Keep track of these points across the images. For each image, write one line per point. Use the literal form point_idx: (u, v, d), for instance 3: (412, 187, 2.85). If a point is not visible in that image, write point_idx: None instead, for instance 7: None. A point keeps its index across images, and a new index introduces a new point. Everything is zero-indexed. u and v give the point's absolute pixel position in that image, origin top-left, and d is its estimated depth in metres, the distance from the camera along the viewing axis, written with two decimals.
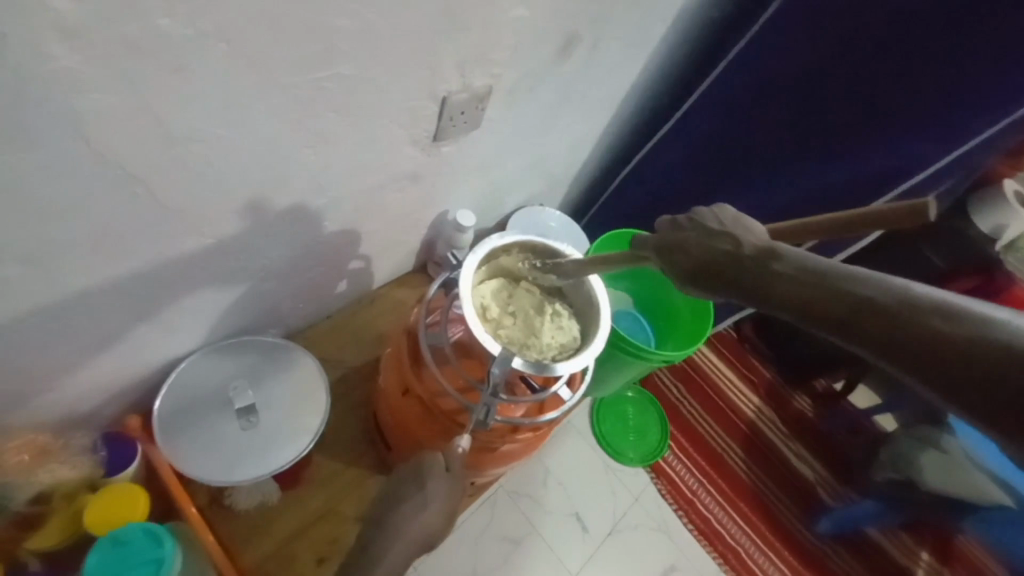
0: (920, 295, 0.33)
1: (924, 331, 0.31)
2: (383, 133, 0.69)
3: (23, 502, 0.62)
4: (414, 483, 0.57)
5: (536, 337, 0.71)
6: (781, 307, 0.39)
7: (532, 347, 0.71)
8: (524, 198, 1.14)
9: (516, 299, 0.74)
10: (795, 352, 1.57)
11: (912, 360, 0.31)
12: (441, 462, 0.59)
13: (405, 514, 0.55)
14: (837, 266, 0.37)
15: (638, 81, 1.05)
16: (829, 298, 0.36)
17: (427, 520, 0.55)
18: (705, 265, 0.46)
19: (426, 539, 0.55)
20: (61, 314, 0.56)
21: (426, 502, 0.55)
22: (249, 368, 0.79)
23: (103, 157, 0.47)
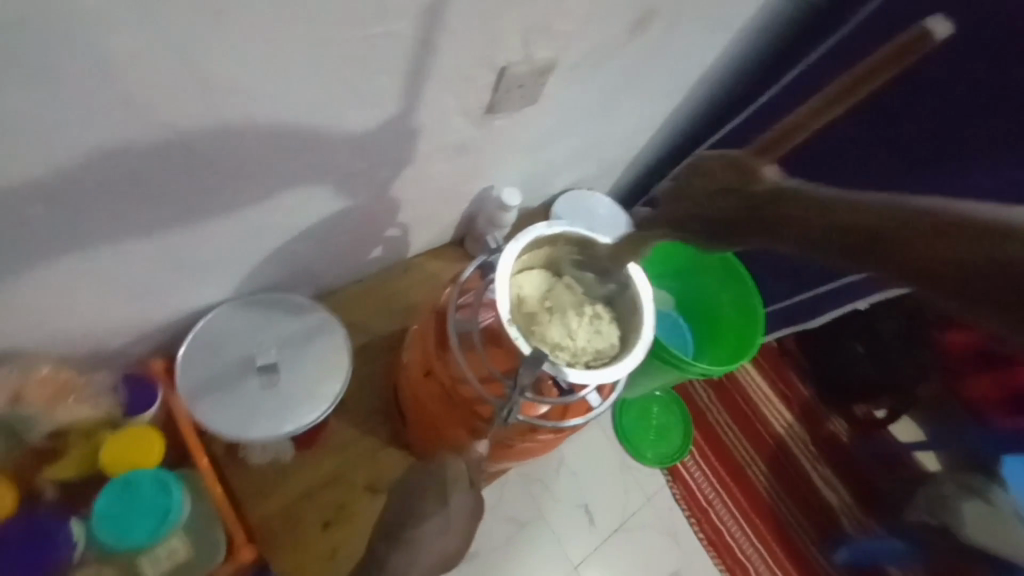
0: (900, 208, 0.38)
1: (922, 226, 0.36)
2: (434, 99, 0.64)
3: (43, 434, 0.64)
4: (434, 503, 0.59)
5: (571, 339, 0.68)
6: (791, 238, 0.45)
7: (565, 350, 0.67)
8: (574, 179, 1.08)
9: (556, 295, 0.70)
10: (840, 374, 1.44)
11: (899, 262, 0.37)
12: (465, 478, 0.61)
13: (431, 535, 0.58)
14: (832, 196, 0.43)
15: (715, 66, 0.96)
16: (833, 216, 0.42)
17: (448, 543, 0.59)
18: (717, 208, 0.51)
19: (447, 554, 0.59)
20: (88, 253, 0.55)
21: (447, 526, 0.58)
22: (276, 325, 0.78)
23: (136, 99, 0.45)
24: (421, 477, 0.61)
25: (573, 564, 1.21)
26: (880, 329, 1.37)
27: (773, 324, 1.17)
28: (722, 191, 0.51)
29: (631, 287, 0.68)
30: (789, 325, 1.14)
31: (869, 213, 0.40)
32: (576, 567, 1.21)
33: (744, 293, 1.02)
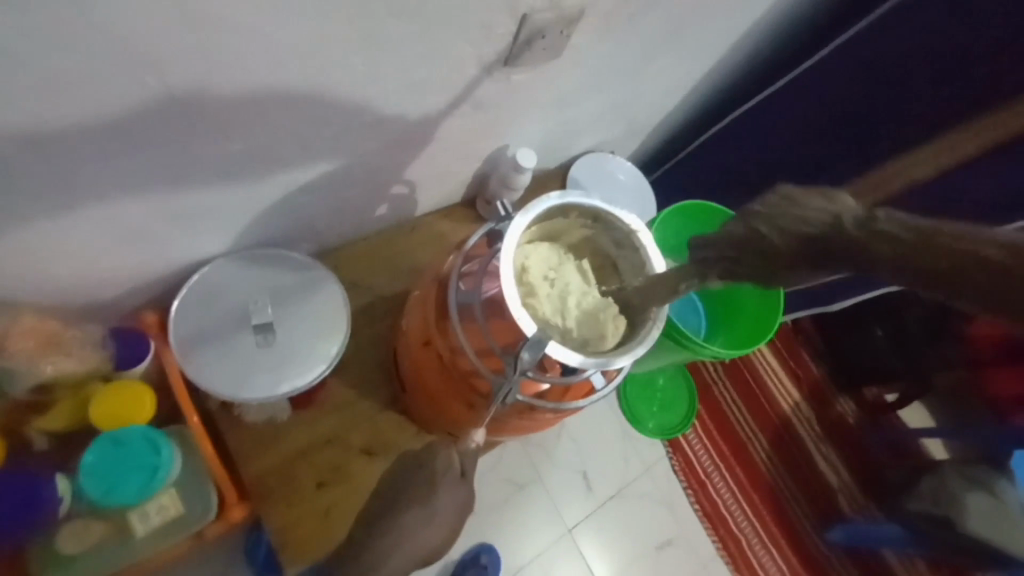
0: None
1: None
2: (447, 48, 0.58)
3: (26, 390, 0.63)
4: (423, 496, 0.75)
5: (564, 324, 0.63)
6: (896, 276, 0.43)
7: (555, 327, 0.63)
8: (596, 140, 1.01)
9: (564, 271, 0.66)
10: (856, 357, 1.40)
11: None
12: (456, 469, 0.77)
13: (413, 527, 0.73)
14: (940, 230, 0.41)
15: (760, 23, 0.88)
16: (941, 250, 0.40)
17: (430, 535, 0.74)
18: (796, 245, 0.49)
19: (425, 550, 0.75)
20: (70, 201, 0.51)
21: (430, 521, 0.74)
22: (271, 283, 0.75)
23: (107, 34, 0.40)
24: (419, 475, 0.77)
25: (567, 528, 1.22)
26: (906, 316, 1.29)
27: (793, 305, 1.11)
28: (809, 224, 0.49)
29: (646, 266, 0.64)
30: (811, 307, 1.08)
31: (934, 242, 0.41)
32: (570, 531, 1.22)
33: None
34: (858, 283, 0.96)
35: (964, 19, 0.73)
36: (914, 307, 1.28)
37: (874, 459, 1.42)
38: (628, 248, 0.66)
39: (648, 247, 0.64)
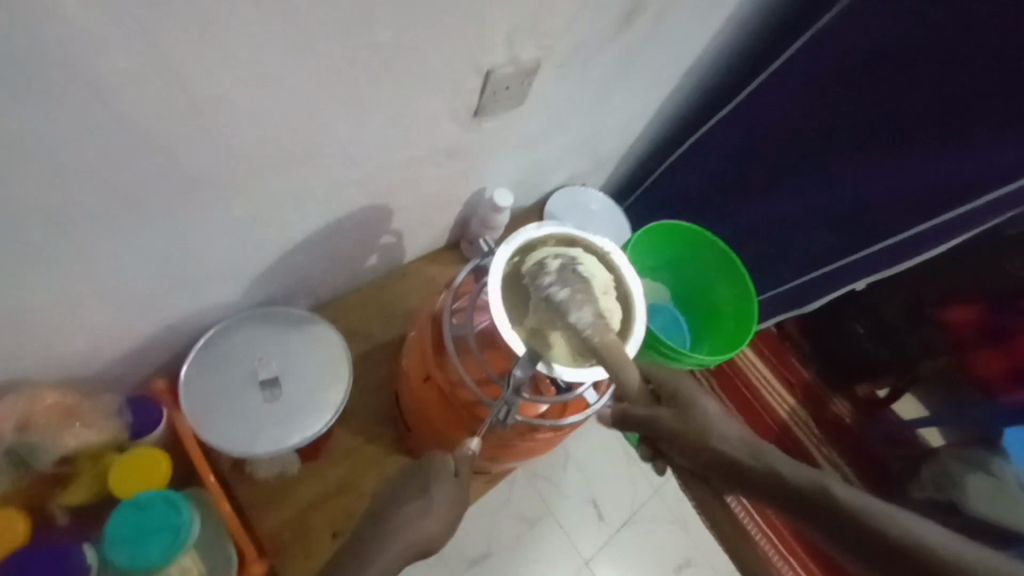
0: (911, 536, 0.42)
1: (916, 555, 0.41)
2: (421, 105, 0.64)
3: (50, 463, 0.64)
4: (418, 486, 0.60)
5: (576, 298, 0.61)
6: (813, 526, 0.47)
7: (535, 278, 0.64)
8: (567, 176, 1.08)
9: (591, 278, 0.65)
10: (841, 356, 1.45)
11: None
12: (449, 467, 0.61)
13: (405, 521, 0.58)
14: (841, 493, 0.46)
15: (700, 56, 0.97)
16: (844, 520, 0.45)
17: (426, 528, 0.58)
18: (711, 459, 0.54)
19: (424, 545, 0.58)
20: (86, 276, 0.55)
21: (430, 507, 0.58)
22: (273, 339, 0.78)
23: (124, 123, 0.45)
24: (407, 480, 0.61)
25: (584, 559, 1.22)
26: (881, 310, 1.34)
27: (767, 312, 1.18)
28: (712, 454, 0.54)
29: (625, 284, 0.68)
30: (787, 310, 1.14)
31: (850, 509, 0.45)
32: (587, 562, 1.22)
33: (738, 281, 1.03)
34: (830, 281, 1.03)
35: (878, 36, 0.83)
36: (890, 302, 1.32)
37: (876, 455, 1.46)
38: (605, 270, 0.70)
39: (624, 266, 0.69)
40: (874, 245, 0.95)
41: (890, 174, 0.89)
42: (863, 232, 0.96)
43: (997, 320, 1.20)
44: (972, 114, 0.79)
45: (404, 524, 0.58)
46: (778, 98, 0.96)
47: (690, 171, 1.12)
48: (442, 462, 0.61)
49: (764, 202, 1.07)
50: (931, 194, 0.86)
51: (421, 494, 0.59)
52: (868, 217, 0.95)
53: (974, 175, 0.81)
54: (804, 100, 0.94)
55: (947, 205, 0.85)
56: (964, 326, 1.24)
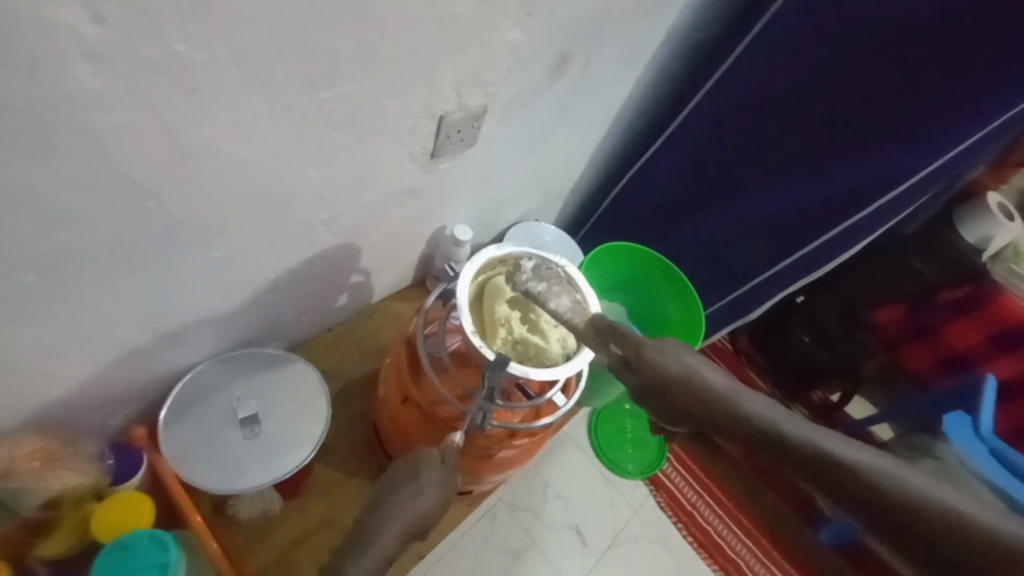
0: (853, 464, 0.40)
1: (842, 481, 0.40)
2: (384, 149, 0.72)
3: (33, 507, 0.64)
4: (409, 474, 0.63)
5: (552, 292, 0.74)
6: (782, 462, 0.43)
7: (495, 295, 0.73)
8: (520, 212, 1.17)
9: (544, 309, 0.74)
10: (791, 362, 1.52)
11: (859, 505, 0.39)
12: (436, 456, 0.64)
13: (401, 504, 0.60)
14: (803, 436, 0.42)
15: (629, 98, 1.09)
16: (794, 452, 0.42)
17: (420, 509, 0.61)
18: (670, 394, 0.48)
19: (418, 525, 0.61)
20: (73, 321, 0.58)
21: (420, 491, 0.61)
22: (251, 378, 0.81)
23: (122, 173, 0.50)
24: (396, 475, 0.64)
25: None
26: (821, 316, 1.42)
27: (716, 324, 1.27)
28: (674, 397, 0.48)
29: (579, 293, 0.76)
30: (732, 320, 1.25)
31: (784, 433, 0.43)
32: None
33: (683, 294, 1.13)
34: (764, 287, 1.15)
35: (773, 72, 0.97)
36: (829, 306, 1.41)
37: None
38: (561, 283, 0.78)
39: (576, 277, 0.76)
40: (796, 252, 1.08)
41: (802, 185, 1.03)
42: (787, 241, 1.09)
43: (918, 318, 1.38)
44: (863, 132, 0.94)
45: (400, 507, 0.60)
46: (699, 130, 1.08)
47: (633, 200, 1.23)
48: (429, 452, 0.65)
49: (701, 223, 1.18)
50: (839, 202, 1.01)
51: (412, 480, 0.62)
52: (789, 227, 1.08)
53: (869, 181, 0.96)
54: (722, 130, 1.06)
55: (848, 211, 1.00)
56: (894, 324, 1.42)
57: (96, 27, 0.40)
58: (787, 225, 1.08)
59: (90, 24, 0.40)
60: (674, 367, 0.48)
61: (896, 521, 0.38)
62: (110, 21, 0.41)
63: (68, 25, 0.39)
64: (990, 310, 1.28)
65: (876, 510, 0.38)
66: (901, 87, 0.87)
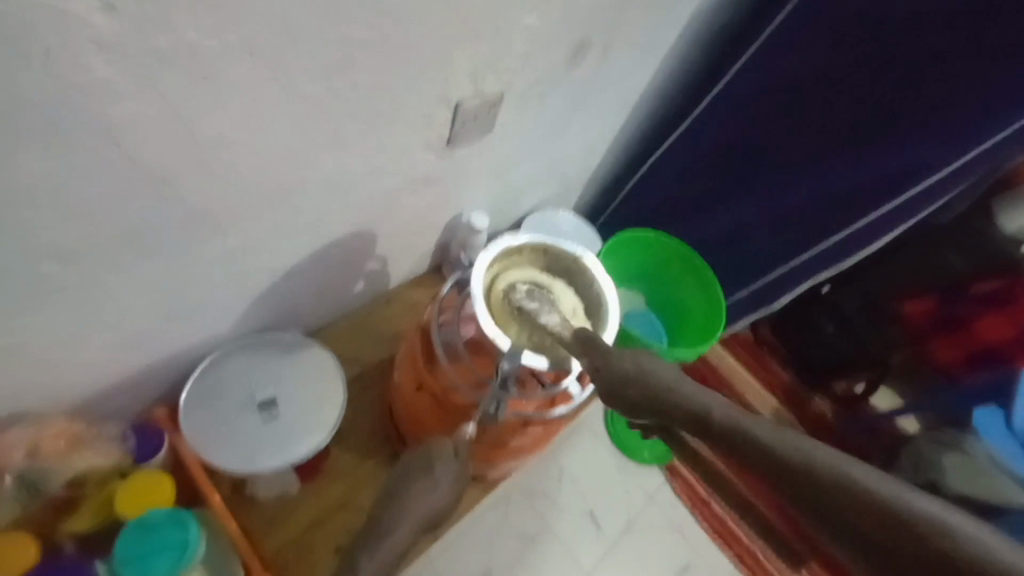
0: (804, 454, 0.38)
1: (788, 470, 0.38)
2: (398, 137, 0.71)
3: (58, 486, 0.68)
4: (422, 467, 0.63)
5: (544, 309, 0.71)
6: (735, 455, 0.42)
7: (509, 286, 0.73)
8: (538, 199, 1.16)
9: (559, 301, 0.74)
10: (814, 353, 1.49)
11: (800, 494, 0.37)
12: (449, 448, 0.64)
13: (416, 497, 0.61)
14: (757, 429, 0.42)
15: (651, 83, 1.06)
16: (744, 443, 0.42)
17: (433, 502, 0.61)
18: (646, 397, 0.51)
19: (431, 516, 0.62)
20: (94, 306, 0.60)
21: (434, 484, 0.62)
22: (269, 364, 0.83)
23: (137, 162, 0.50)
24: (409, 465, 0.64)
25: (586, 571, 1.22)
26: (844, 308, 1.38)
27: (737, 314, 1.25)
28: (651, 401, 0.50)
29: (595, 283, 0.75)
30: (753, 310, 1.22)
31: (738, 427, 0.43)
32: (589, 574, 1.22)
33: (704, 284, 1.11)
34: (788, 278, 1.12)
35: (803, 54, 0.93)
36: (852, 299, 1.37)
37: (858, 449, 1.49)
38: (577, 272, 0.77)
39: (593, 267, 0.76)
40: (823, 241, 1.05)
41: (831, 173, 0.99)
42: (813, 230, 1.06)
43: (947, 310, 1.31)
44: (898, 117, 0.89)
45: (413, 500, 0.61)
46: (724, 115, 1.05)
47: (654, 187, 1.20)
48: (441, 444, 0.65)
49: (724, 211, 1.15)
50: (869, 191, 0.97)
51: (425, 471, 0.62)
52: (815, 216, 1.04)
53: (902, 169, 0.92)
54: (747, 115, 1.03)
55: (879, 200, 0.97)
56: (921, 317, 1.33)
57: (105, 17, 0.40)
58: (814, 214, 1.04)
59: (99, 13, 0.40)
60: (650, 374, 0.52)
61: (845, 514, 0.35)
62: (120, 11, 0.41)
63: (78, 15, 0.39)
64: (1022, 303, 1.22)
65: (821, 496, 0.36)
66: (940, 69, 0.83)
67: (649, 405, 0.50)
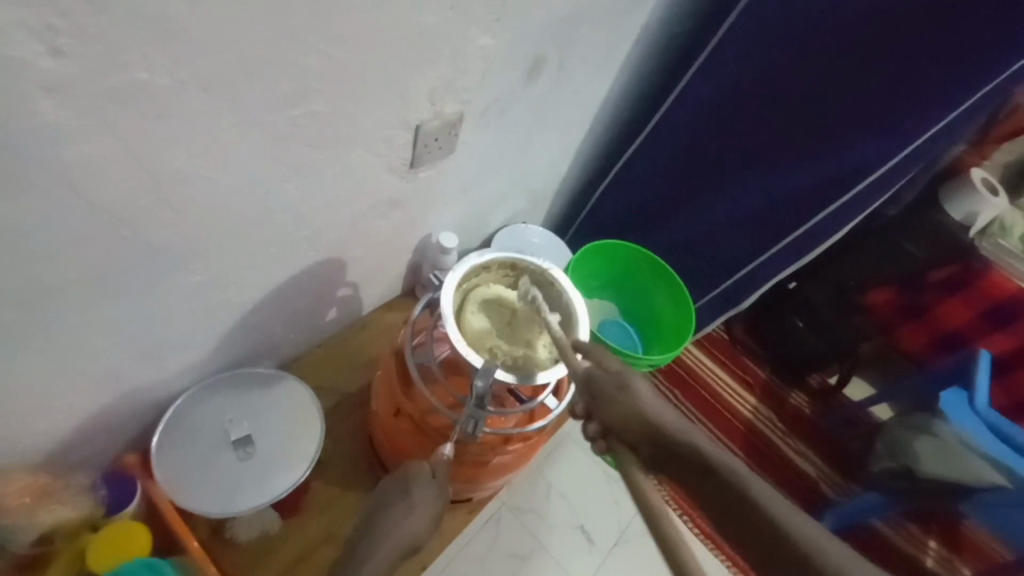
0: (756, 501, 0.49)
1: (740, 506, 0.49)
2: (361, 163, 0.72)
3: (24, 544, 0.65)
4: (400, 491, 0.63)
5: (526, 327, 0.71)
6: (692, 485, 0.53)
7: (473, 301, 0.74)
8: (506, 216, 1.17)
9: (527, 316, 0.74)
10: (787, 348, 1.51)
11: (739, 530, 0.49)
12: (427, 470, 0.64)
13: (394, 523, 0.61)
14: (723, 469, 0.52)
15: (608, 97, 1.09)
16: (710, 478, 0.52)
17: (410, 527, 0.61)
18: (626, 421, 0.58)
19: (411, 543, 0.61)
20: (56, 354, 0.58)
21: (412, 508, 0.61)
22: (243, 400, 0.81)
23: (95, 205, 0.50)
24: (390, 491, 0.64)
25: None
26: (813, 301, 1.42)
27: (709, 315, 1.27)
28: (631, 421, 0.58)
29: (564, 294, 0.76)
30: (724, 311, 1.25)
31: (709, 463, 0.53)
32: None
33: (673, 288, 1.13)
34: (754, 277, 1.16)
35: (748, 61, 0.97)
36: (820, 292, 1.41)
37: (837, 440, 1.51)
38: (546, 285, 0.78)
39: (560, 278, 0.76)
40: (783, 239, 1.09)
41: (785, 174, 1.03)
42: (772, 230, 1.10)
43: (909, 298, 1.40)
44: (843, 119, 0.94)
45: (391, 526, 0.61)
46: (679, 124, 1.08)
47: (618, 196, 1.23)
48: (418, 467, 0.64)
49: (686, 216, 1.18)
50: (822, 186, 1.01)
51: (405, 497, 0.62)
52: (773, 216, 1.08)
53: (851, 166, 0.97)
54: (701, 122, 1.06)
55: (831, 196, 1.01)
56: (886, 306, 1.42)
57: (54, 60, 0.40)
58: (771, 214, 1.08)
59: (48, 57, 0.40)
60: (633, 403, 0.59)
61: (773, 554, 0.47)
62: (68, 54, 0.40)
63: (25, 60, 0.39)
64: (978, 287, 1.30)
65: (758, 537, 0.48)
66: (873, 69, 0.88)
67: (628, 429, 0.58)
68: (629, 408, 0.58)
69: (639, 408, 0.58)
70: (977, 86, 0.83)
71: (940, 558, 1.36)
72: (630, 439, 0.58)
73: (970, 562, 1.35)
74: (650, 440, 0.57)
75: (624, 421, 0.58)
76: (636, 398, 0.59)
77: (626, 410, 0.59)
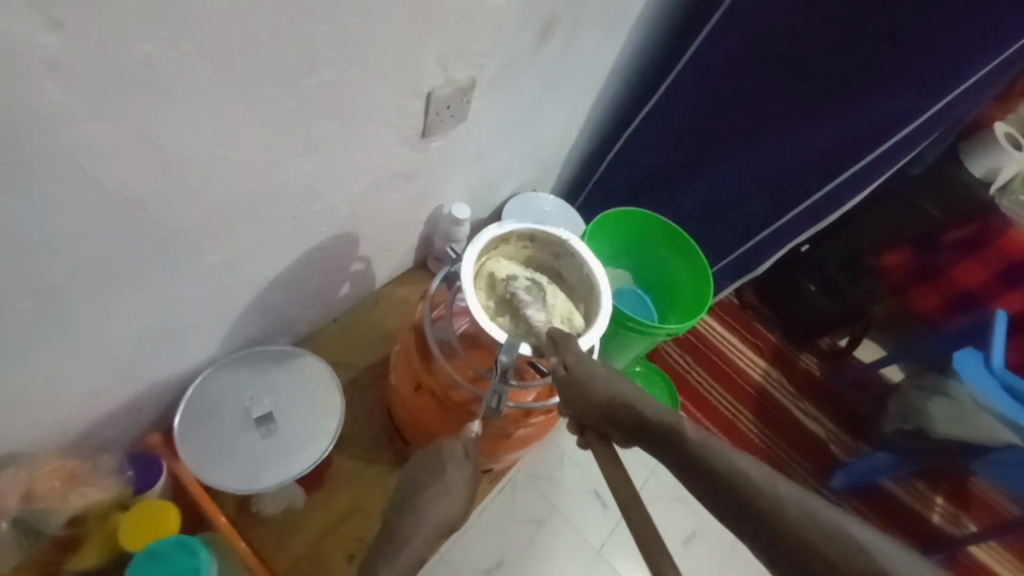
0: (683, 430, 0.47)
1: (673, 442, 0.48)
2: (372, 134, 0.69)
3: (59, 526, 0.66)
4: (433, 470, 0.63)
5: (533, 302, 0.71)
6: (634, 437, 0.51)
7: (485, 277, 0.73)
8: (516, 185, 1.15)
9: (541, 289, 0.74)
10: (804, 315, 1.49)
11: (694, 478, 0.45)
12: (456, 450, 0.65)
13: (430, 499, 0.60)
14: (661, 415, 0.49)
15: (621, 57, 1.05)
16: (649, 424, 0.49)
17: (444, 504, 0.61)
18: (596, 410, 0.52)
19: (446, 521, 0.60)
20: (73, 340, 0.57)
21: (444, 485, 0.62)
22: (263, 378, 0.81)
23: (104, 187, 0.48)
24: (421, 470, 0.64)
25: (596, 548, 1.23)
26: (826, 263, 1.41)
27: (724, 281, 1.26)
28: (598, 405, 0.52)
29: (586, 266, 0.74)
30: (740, 276, 1.23)
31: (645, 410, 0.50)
32: (599, 550, 1.23)
33: (689, 255, 1.11)
34: (772, 241, 1.14)
35: (769, 17, 0.92)
36: (833, 254, 1.40)
37: (847, 400, 1.51)
38: (566, 256, 0.76)
39: (582, 249, 0.75)
40: (804, 202, 1.06)
41: (803, 135, 1.00)
42: (791, 193, 1.07)
43: (922, 259, 1.38)
44: (865, 78, 0.90)
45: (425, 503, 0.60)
46: (694, 85, 1.04)
47: (631, 162, 1.20)
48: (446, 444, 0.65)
49: (702, 179, 1.15)
50: (841, 149, 0.98)
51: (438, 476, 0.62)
52: (792, 179, 1.05)
53: (877, 125, 0.93)
54: (717, 82, 1.02)
55: (853, 157, 0.98)
56: (898, 269, 1.40)
57: (54, 35, 0.38)
58: (790, 177, 1.05)
59: (47, 33, 0.37)
60: (597, 388, 0.52)
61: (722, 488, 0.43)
62: (68, 27, 0.38)
63: (24, 37, 0.37)
64: (993, 246, 1.29)
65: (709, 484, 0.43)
66: (901, 21, 0.83)
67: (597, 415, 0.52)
68: (589, 394, 0.53)
69: (602, 390, 0.52)
70: (1013, 36, 0.78)
71: (946, 514, 1.38)
72: (595, 423, 0.53)
73: (978, 517, 1.38)
74: (609, 420, 0.52)
75: (590, 406, 0.52)
76: (603, 383, 0.53)
77: (584, 396, 0.53)
